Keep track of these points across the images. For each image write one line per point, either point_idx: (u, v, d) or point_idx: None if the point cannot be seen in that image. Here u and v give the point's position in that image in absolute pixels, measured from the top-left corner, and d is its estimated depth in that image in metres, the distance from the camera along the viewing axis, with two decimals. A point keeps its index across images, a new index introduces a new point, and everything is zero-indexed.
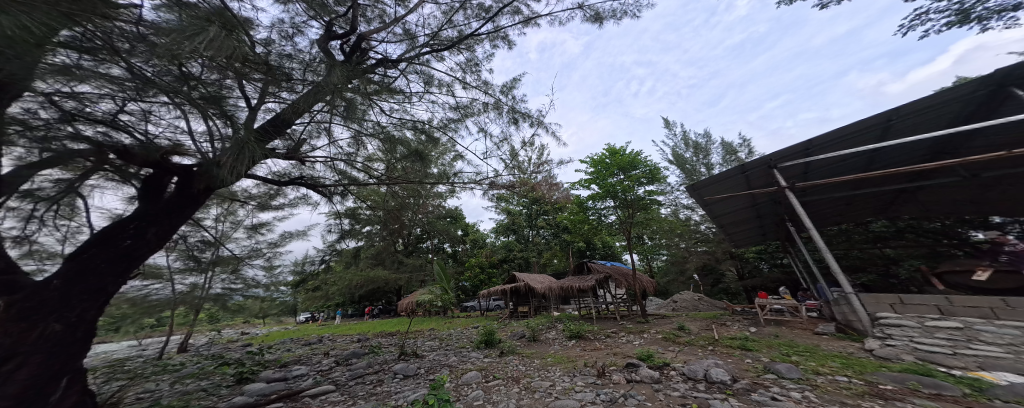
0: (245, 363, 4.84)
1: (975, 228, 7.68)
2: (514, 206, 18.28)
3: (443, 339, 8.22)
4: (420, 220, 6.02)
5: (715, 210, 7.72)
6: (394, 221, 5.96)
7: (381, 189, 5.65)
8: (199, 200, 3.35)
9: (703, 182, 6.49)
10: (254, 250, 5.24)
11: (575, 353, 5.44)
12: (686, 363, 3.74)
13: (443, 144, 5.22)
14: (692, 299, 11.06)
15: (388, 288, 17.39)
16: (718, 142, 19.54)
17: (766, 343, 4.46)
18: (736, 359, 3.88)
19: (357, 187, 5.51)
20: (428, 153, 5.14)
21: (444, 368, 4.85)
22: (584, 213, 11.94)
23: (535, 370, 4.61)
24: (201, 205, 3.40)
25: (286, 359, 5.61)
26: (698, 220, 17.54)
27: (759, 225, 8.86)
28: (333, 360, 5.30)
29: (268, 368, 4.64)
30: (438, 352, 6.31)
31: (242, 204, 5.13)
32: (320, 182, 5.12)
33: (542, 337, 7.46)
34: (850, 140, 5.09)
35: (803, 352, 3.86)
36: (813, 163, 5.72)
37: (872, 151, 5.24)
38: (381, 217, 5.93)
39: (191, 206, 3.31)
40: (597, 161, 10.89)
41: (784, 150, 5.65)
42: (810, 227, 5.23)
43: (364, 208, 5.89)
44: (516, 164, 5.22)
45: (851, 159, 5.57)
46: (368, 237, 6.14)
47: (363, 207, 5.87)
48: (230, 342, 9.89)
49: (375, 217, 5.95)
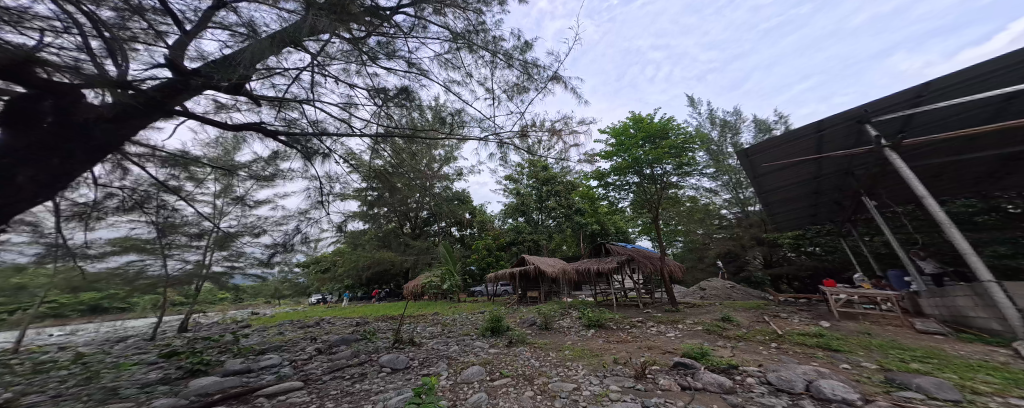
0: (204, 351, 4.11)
1: None
2: (523, 187, 17.21)
3: (447, 325, 7.54)
4: (426, 202, 5.10)
5: (768, 181, 6.51)
6: (402, 205, 5.15)
7: (376, 164, 4.86)
8: (90, 137, 2.38)
9: (764, 143, 5.26)
10: (249, 223, 3.98)
11: (598, 346, 4.54)
12: (763, 366, 2.75)
13: (448, 111, 4.32)
14: (724, 286, 9.97)
15: (394, 270, 16.96)
16: (750, 121, 17.58)
17: (859, 344, 3.45)
18: (828, 364, 2.90)
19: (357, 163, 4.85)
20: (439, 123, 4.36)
21: (443, 361, 4.07)
22: (601, 192, 10.77)
23: (552, 366, 3.73)
24: (93, 149, 2.50)
25: (265, 345, 4.96)
26: (724, 204, 16.09)
27: (815, 203, 7.59)
28: (317, 347, 4.60)
29: (237, 358, 3.95)
30: (439, 339, 5.60)
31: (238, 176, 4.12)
32: (294, 141, 4.07)
33: (556, 325, 6.61)
34: (988, 80, 3.76)
35: (927, 359, 2.84)
36: (918, 117, 4.43)
37: (1009, 98, 3.95)
38: (390, 199, 5.02)
39: (80, 145, 2.37)
40: (620, 132, 9.65)
41: (884, 99, 4.35)
42: (922, 196, 3.99)
43: (371, 190, 4.98)
44: (523, 145, 4.19)
45: (972, 110, 4.25)
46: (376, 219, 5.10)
47: (369, 187, 5.01)
48: (231, 324, 9.50)
49: (383, 200, 5.01)
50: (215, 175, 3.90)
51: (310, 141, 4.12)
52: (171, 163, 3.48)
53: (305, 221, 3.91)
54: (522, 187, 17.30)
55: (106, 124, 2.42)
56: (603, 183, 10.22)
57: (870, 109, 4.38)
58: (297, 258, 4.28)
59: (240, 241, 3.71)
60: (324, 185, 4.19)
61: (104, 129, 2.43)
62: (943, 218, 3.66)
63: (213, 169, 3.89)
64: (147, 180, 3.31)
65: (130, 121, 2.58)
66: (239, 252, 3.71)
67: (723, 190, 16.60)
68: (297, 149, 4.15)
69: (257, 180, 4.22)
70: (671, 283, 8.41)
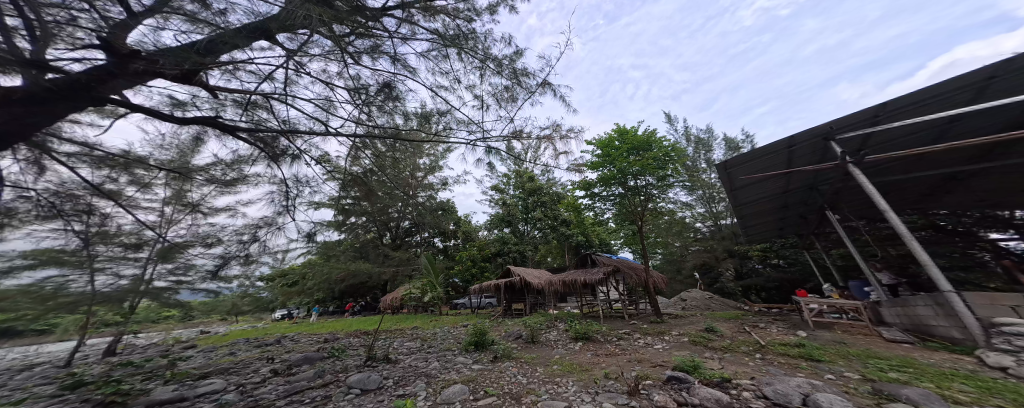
0: (130, 377, 3.49)
1: (996, 228, 7.01)
2: (509, 198, 17.17)
3: (426, 340, 7.09)
4: (409, 211, 4.85)
5: (744, 194, 6.83)
6: (383, 214, 4.89)
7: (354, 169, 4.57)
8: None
9: (742, 156, 5.53)
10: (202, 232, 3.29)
11: (587, 360, 4.37)
12: (756, 379, 2.71)
13: (436, 115, 4.16)
14: (702, 297, 10.20)
15: (370, 281, 16.04)
16: (721, 140, 18.76)
17: (838, 353, 3.52)
18: (814, 375, 2.91)
19: (333, 168, 4.55)
20: (425, 128, 4.19)
21: (421, 380, 3.72)
22: (586, 202, 10.87)
23: (540, 383, 3.51)
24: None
25: (211, 367, 4.34)
26: (700, 218, 16.80)
27: (784, 217, 8.04)
28: (274, 368, 4.08)
29: (172, 385, 3.38)
30: (416, 355, 5.20)
31: (197, 182, 3.44)
32: (258, 141, 3.62)
33: (542, 338, 6.39)
34: (932, 104, 4.24)
35: (904, 368, 2.92)
36: (875, 136, 4.86)
37: (949, 120, 4.42)
38: (369, 208, 4.74)
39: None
40: (606, 144, 9.76)
41: (846, 117, 4.74)
42: (884, 210, 4.25)
43: (349, 198, 4.65)
44: (513, 153, 4.10)
45: (918, 133, 4.75)
46: (354, 229, 4.81)
47: (347, 196, 4.65)
48: (177, 343, 8.40)
49: (361, 208, 4.72)
50: (167, 178, 3.30)
51: (278, 141, 3.70)
52: (109, 166, 2.95)
53: (267, 227, 3.50)
54: (508, 197, 17.24)
55: (13, 109, 1.95)
56: (588, 194, 10.30)
57: (835, 126, 4.74)
58: (262, 271, 3.74)
59: (189, 251, 3.01)
60: (290, 189, 3.82)
61: (9, 115, 1.96)
62: (904, 231, 3.90)
63: (167, 173, 3.28)
64: (74, 182, 2.70)
65: (46, 109, 2.11)
66: (190, 264, 2.95)
67: (698, 204, 17.39)
68: (262, 148, 3.71)
69: (216, 185, 3.54)
70: (654, 294, 8.47)
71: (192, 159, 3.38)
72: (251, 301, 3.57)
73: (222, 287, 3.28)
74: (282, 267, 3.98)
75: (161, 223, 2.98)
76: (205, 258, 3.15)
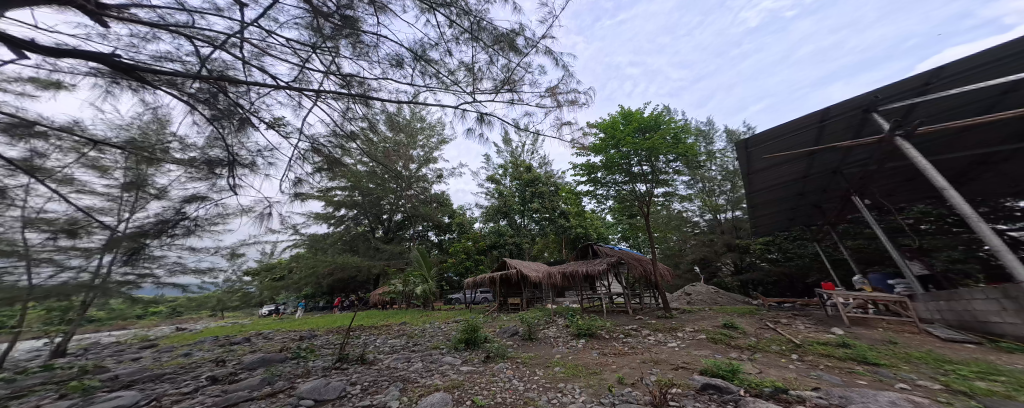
0: (22, 389, 2.77)
1: None
2: (506, 189, 16.54)
3: (413, 336, 6.47)
4: (401, 204, 4.22)
5: (760, 178, 6.29)
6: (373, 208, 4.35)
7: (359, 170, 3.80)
8: None
9: (766, 132, 4.94)
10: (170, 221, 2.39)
11: (592, 360, 3.79)
12: (823, 391, 2.10)
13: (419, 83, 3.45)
14: (708, 291, 9.70)
15: (361, 276, 15.32)
16: (724, 131, 18.25)
17: (896, 356, 2.93)
18: (881, 384, 2.33)
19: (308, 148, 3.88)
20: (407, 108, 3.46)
21: (396, 386, 3.07)
22: (585, 191, 10.26)
23: (540, 391, 2.86)
24: None
25: (144, 373, 3.62)
26: (701, 210, 16.36)
27: (798, 206, 7.51)
28: (216, 373, 3.37)
29: (68, 401, 2.65)
30: (398, 355, 4.55)
31: (161, 166, 2.48)
32: (187, 95, 2.78)
33: (540, 335, 5.78)
34: (994, 68, 3.67)
35: (992, 375, 2.30)
36: (921, 107, 4.27)
37: (1005, 90, 3.89)
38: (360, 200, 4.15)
39: None
40: (610, 127, 9.03)
41: (892, 86, 4.12)
42: (939, 186, 3.49)
43: (340, 190, 4.11)
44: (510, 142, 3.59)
45: (972, 104, 4.15)
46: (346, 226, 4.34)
47: (337, 186, 4.01)
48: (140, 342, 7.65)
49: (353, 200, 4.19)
50: (127, 161, 2.38)
51: (219, 98, 2.88)
52: (28, 137, 1.98)
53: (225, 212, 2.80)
54: (504, 188, 16.63)
55: None
56: (588, 182, 9.67)
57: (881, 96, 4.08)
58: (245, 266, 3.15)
59: (152, 242, 2.25)
60: (239, 156, 3.06)
61: None
62: (969, 213, 3.27)
63: (125, 154, 2.39)
64: None
65: None
66: (149, 256, 2.27)
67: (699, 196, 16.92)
68: (199, 108, 2.86)
69: (184, 168, 2.73)
70: (658, 286, 7.92)
71: (157, 137, 2.55)
72: (239, 297, 3.05)
73: (203, 281, 2.67)
74: (268, 262, 3.47)
75: (121, 207, 2.16)
76: (177, 250, 2.46)
